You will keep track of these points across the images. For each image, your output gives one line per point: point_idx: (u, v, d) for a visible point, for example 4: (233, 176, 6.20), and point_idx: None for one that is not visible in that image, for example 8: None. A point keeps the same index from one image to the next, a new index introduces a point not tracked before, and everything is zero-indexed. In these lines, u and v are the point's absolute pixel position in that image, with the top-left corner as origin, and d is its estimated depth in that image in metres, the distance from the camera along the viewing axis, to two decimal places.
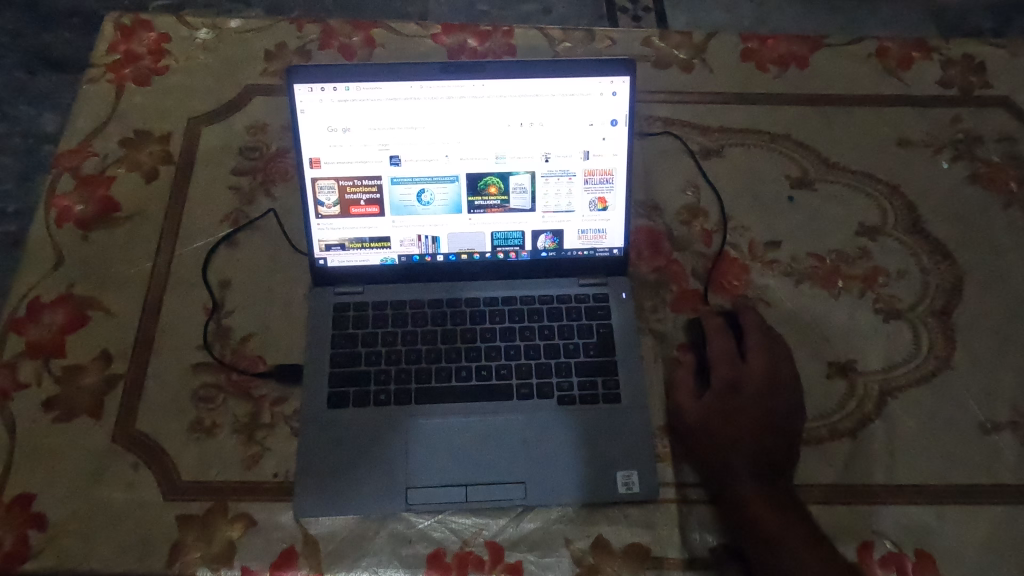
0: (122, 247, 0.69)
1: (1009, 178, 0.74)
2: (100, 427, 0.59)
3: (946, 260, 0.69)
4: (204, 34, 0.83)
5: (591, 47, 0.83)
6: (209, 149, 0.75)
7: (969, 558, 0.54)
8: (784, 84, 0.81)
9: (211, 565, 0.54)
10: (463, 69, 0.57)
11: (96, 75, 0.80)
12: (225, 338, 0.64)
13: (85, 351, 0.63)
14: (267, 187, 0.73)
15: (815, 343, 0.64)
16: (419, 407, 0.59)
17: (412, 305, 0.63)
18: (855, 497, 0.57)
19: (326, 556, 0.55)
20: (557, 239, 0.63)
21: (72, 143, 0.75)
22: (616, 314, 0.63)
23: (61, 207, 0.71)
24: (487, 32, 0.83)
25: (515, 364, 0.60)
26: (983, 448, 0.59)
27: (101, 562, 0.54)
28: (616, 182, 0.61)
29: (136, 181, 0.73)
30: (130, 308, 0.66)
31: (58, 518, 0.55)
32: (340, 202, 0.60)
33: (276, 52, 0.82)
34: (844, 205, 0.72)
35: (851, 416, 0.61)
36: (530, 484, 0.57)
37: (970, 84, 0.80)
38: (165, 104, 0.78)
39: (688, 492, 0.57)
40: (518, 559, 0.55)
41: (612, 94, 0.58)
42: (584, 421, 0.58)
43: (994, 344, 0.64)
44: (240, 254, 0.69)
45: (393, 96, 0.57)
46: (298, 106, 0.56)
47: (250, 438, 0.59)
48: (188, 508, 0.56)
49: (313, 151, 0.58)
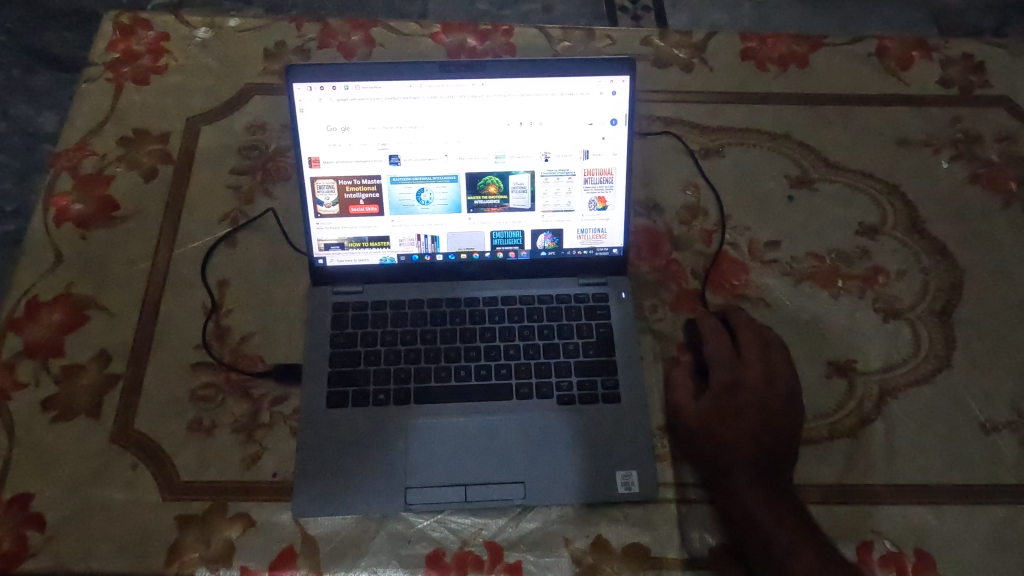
0: (121, 246, 0.69)
1: (1009, 178, 0.74)
2: (99, 427, 0.59)
3: (945, 260, 0.69)
4: (203, 33, 0.83)
5: (590, 47, 0.83)
6: (208, 148, 0.75)
7: (969, 558, 0.54)
8: (784, 83, 0.81)
9: (210, 565, 0.54)
10: (463, 69, 0.57)
11: (95, 74, 0.80)
12: (224, 338, 0.64)
13: (83, 351, 0.63)
14: (267, 186, 0.73)
15: (814, 343, 0.64)
16: (418, 407, 0.59)
17: (411, 305, 0.63)
18: (854, 496, 0.57)
19: (325, 556, 0.54)
20: (557, 238, 0.63)
21: (71, 142, 0.75)
22: (616, 313, 0.63)
23: (60, 207, 0.71)
24: (487, 31, 0.83)
25: (515, 364, 0.60)
26: (983, 448, 0.59)
27: (100, 562, 0.54)
28: (616, 181, 0.61)
29: (135, 180, 0.73)
30: (129, 308, 0.66)
31: (58, 518, 0.55)
32: (340, 201, 0.60)
33: (275, 50, 0.82)
34: (844, 204, 0.72)
35: (850, 416, 0.60)
36: (530, 483, 0.56)
37: (970, 83, 0.80)
38: (164, 103, 0.78)
39: (688, 492, 0.57)
40: (518, 559, 0.55)
41: (611, 93, 0.58)
42: (584, 421, 0.58)
43: (994, 344, 0.64)
44: (239, 253, 0.69)
45: (392, 95, 0.57)
46: (297, 105, 0.56)
47: (249, 438, 0.59)
48: (187, 508, 0.56)
49: (312, 150, 0.58)
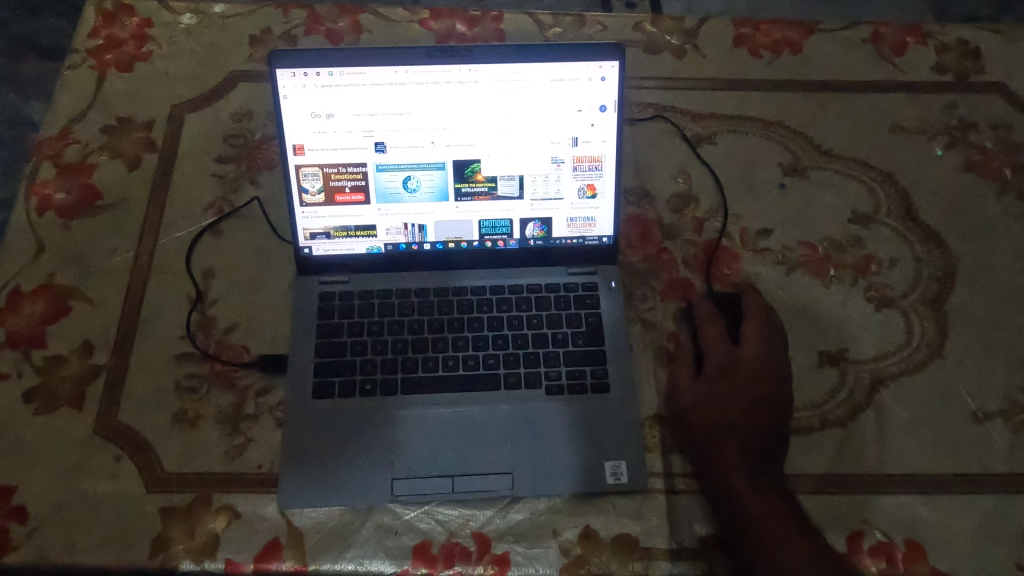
0: (104, 236, 0.68)
1: (1003, 165, 0.73)
2: (82, 418, 0.59)
3: (939, 248, 0.68)
4: (188, 20, 0.82)
5: (582, 32, 0.82)
6: (193, 137, 0.74)
7: (959, 547, 0.54)
8: (777, 70, 0.80)
9: (194, 558, 0.53)
10: (449, 54, 0.56)
11: (77, 61, 0.78)
12: (209, 329, 0.63)
13: (65, 342, 0.62)
14: (253, 175, 0.72)
15: (805, 331, 0.64)
16: (405, 397, 0.58)
17: (398, 294, 0.62)
18: (845, 486, 0.56)
19: (310, 548, 0.54)
20: (546, 227, 0.62)
21: (54, 129, 0.74)
22: (605, 302, 0.62)
23: (42, 195, 0.70)
24: (476, 17, 0.82)
25: (503, 354, 0.60)
26: (975, 438, 0.58)
27: (82, 555, 0.53)
28: (606, 169, 0.60)
29: (118, 169, 0.72)
30: (112, 298, 0.65)
31: (40, 510, 0.55)
32: (325, 189, 0.59)
33: (261, 37, 0.81)
34: (837, 192, 0.72)
35: (842, 405, 0.60)
36: (517, 474, 0.56)
37: (965, 70, 0.79)
38: (148, 91, 0.77)
39: (677, 482, 0.57)
40: (505, 550, 0.54)
41: (600, 79, 0.57)
42: (572, 411, 0.58)
43: (986, 332, 0.64)
44: (224, 243, 0.68)
45: (377, 81, 0.56)
46: (280, 92, 0.55)
47: (234, 429, 0.59)
48: (171, 500, 0.55)
49: (297, 137, 0.57)
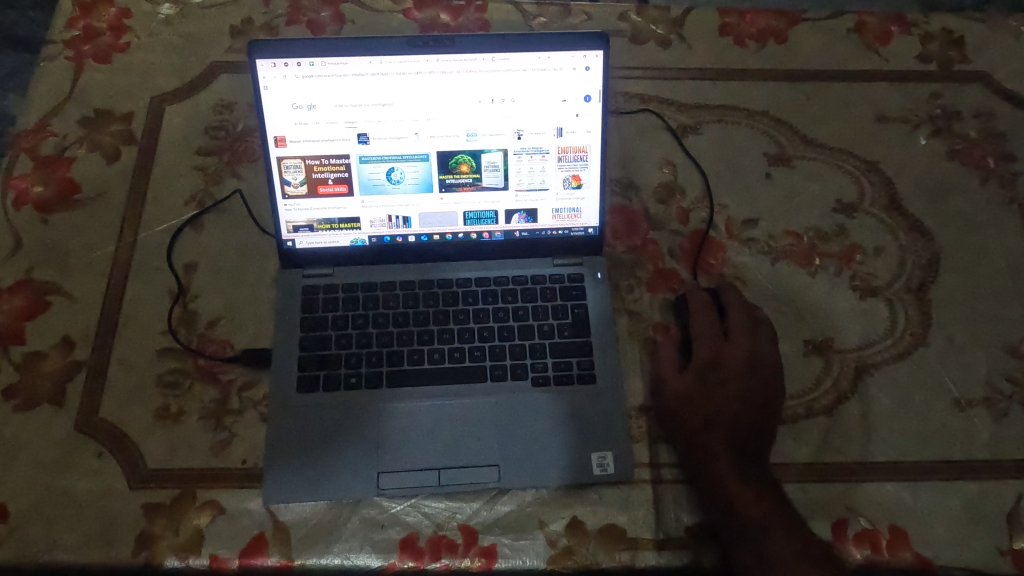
0: (83, 230, 0.67)
1: (987, 153, 0.73)
2: (63, 415, 0.58)
3: (923, 237, 0.68)
4: (167, 10, 0.81)
5: (567, 22, 0.82)
6: (173, 130, 0.73)
7: (941, 533, 0.54)
8: (763, 60, 0.79)
9: (179, 554, 0.53)
10: (431, 43, 0.55)
11: (54, 52, 0.77)
12: (191, 323, 0.62)
13: (44, 338, 0.61)
14: (234, 167, 0.71)
15: (791, 321, 0.64)
16: (391, 390, 0.58)
17: (383, 287, 0.62)
18: (831, 474, 0.57)
19: (297, 542, 0.54)
20: (531, 218, 0.62)
21: (31, 122, 0.73)
22: (591, 294, 0.62)
23: (20, 189, 0.69)
24: (460, 7, 0.82)
25: (489, 346, 0.59)
26: (959, 425, 0.59)
27: (63, 553, 0.53)
28: (591, 160, 0.60)
29: (97, 162, 0.71)
30: (92, 293, 0.64)
31: (20, 509, 0.54)
32: (308, 181, 0.59)
33: (242, 27, 0.80)
34: (822, 181, 0.72)
35: (827, 394, 0.60)
36: (504, 466, 0.56)
37: (949, 59, 0.79)
38: (127, 82, 0.76)
39: (663, 472, 0.57)
40: (492, 542, 0.54)
41: (585, 69, 0.56)
42: (559, 403, 0.58)
43: (969, 320, 0.64)
44: (206, 237, 0.67)
45: (359, 72, 0.55)
46: (261, 82, 0.54)
47: (218, 424, 0.58)
48: (155, 496, 0.55)
49: (278, 129, 0.57)
